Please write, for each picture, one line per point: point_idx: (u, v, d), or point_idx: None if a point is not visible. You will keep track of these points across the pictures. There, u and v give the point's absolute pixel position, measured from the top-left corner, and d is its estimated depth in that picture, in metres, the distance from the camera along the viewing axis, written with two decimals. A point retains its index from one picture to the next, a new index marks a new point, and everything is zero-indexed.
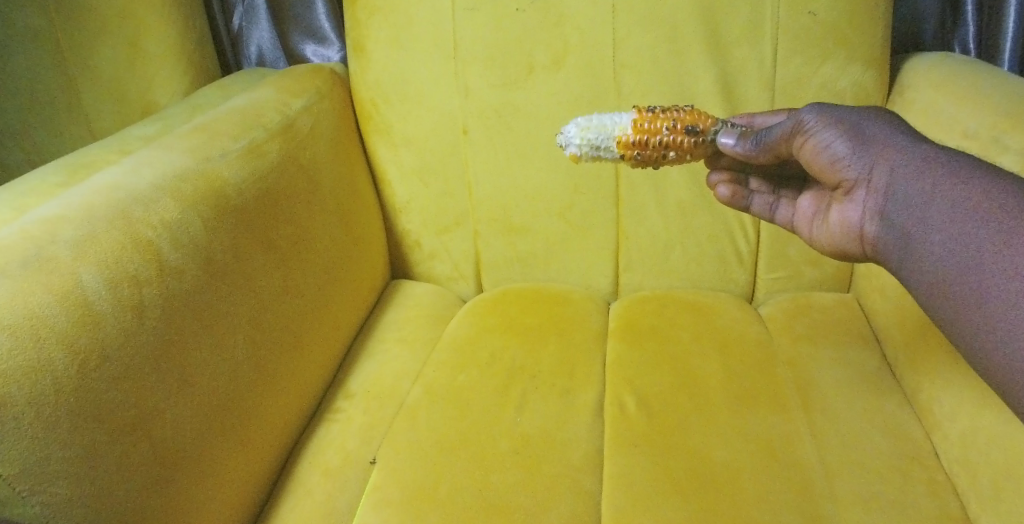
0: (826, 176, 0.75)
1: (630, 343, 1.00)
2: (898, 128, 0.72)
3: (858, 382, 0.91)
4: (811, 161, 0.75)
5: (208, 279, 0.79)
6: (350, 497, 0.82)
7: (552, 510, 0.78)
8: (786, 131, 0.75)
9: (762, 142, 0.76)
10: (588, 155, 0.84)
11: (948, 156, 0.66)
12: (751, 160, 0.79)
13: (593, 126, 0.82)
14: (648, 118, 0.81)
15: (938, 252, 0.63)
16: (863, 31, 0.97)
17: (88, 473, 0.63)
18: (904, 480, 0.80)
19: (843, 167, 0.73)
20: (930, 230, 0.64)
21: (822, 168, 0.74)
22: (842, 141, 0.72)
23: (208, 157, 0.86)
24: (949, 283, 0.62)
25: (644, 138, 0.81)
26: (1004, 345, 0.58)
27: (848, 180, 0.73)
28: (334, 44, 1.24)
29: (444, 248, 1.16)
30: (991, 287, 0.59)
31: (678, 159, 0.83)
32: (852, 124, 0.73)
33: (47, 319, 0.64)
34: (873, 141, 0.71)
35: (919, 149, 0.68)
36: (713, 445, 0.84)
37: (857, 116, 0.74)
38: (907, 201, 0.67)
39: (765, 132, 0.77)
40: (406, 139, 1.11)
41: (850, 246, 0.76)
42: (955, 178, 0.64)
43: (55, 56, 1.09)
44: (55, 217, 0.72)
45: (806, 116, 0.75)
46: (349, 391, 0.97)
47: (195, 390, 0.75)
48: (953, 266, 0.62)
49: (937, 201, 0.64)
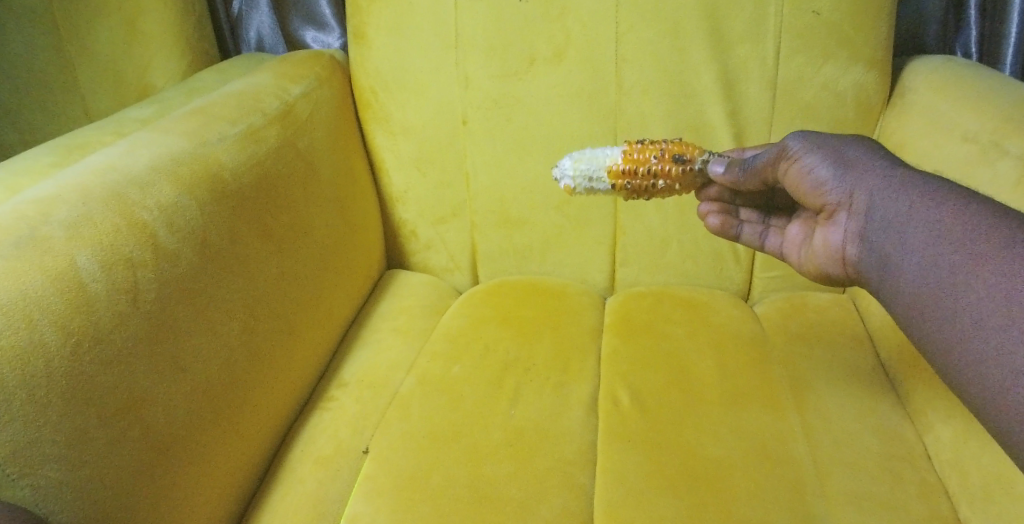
0: (810, 202, 0.75)
1: (625, 338, 1.00)
2: (877, 153, 0.73)
3: (851, 382, 0.92)
4: (797, 186, 0.76)
5: (203, 263, 0.79)
6: (340, 486, 0.82)
7: (544, 502, 0.78)
8: (771, 157, 0.77)
9: (749, 167, 0.78)
10: (582, 187, 0.84)
11: (924, 179, 0.67)
12: (739, 187, 0.80)
13: (584, 158, 0.83)
14: (637, 149, 0.82)
15: (916, 272, 0.63)
16: (866, 31, 0.96)
17: (78, 457, 0.63)
18: (893, 480, 0.80)
19: (826, 191, 0.73)
20: (908, 250, 0.64)
21: (805, 193, 0.75)
22: (825, 166, 0.73)
23: (205, 141, 0.86)
24: (926, 301, 0.62)
25: (634, 167, 0.81)
26: (976, 364, 0.58)
27: (830, 203, 0.73)
28: (335, 31, 1.23)
29: (440, 239, 1.16)
30: (963, 306, 0.59)
31: (666, 189, 0.83)
32: (835, 150, 0.74)
33: (40, 300, 0.64)
34: (853, 165, 0.72)
35: (898, 173, 0.69)
36: (707, 442, 0.84)
37: (840, 142, 0.75)
38: (885, 222, 0.67)
39: (751, 159, 0.79)
40: (405, 127, 1.10)
41: (833, 270, 0.77)
42: (930, 199, 0.65)
43: (53, 37, 1.09)
44: (50, 197, 0.72)
45: (791, 143, 0.77)
46: (342, 380, 0.97)
47: (188, 376, 0.74)
48: (928, 287, 0.62)
49: (914, 222, 0.65)
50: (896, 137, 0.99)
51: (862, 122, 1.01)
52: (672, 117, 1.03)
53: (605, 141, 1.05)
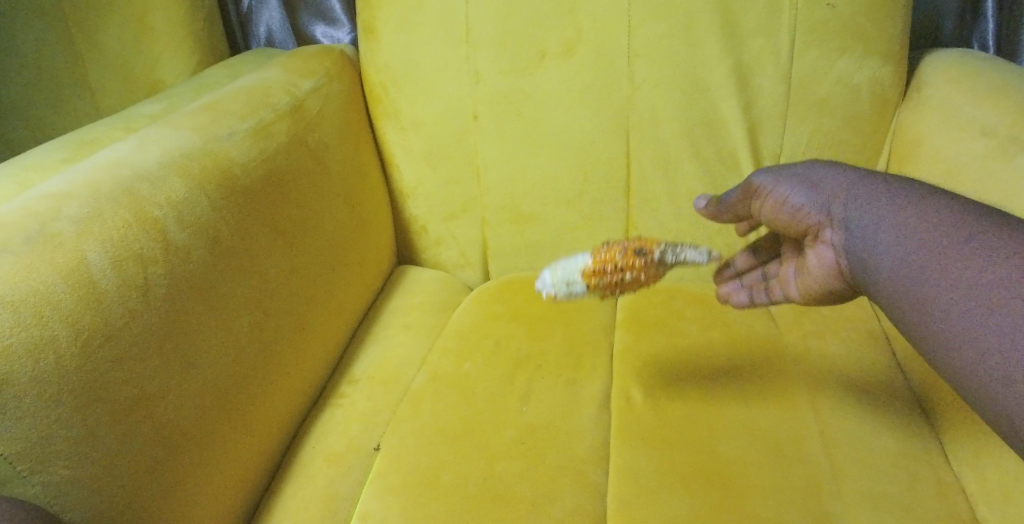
0: (792, 230, 0.77)
1: (637, 334, 0.99)
2: (843, 169, 0.74)
3: (867, 379, 0.91)
4: (776, 217, 0.78)
5: (213, 259, 0.78)
6: (352, 483, 0.82)
7: (557, 501, 0.78)
8: (743, 193, 0.82)
9: (724, 202, 0.85)
10: (560, 294, 0.92)
11: (890, 185, 0.68)
12: (720, 219, 0.87)
13: (559, 268, 0.91)
14: (603, 250, 0.92)
15: (890, 269, 0.64)
16: (883, 25, 0.95)
17: (88, 453, 0.63)
18: (911, 480, 0.79)
19: (802, 214, 0.75)
20: (881, 257, 0.65)
21: (785, 221, 0.77)
22: (797, 192, 0.75)
23: (215, 136, 0.85)
24: (902, 303, 0.63)
25: (601, 268, 0.89)
26: (954, 359, 0.58)
27: (810, 224, 0.74)
28: (345, 26, 1.22)
29: (451, 235, 1.15)
30: (937, 296, 0.59)
31: (634, 282, 0.90)
32: (803, 176, 0.76)
33: (52, 297, 0.63)
34: (821, 184, 0.74)
35: (865, 182, 0.70)
36: (721, 440, 0.83)
37: (807, 168, 0.77)
38: (857, 233, 0.68)
39: (727, 197, 0.85)
40: (416, 123, 1.09)
41: (831, 288, 0.75)
42: (895, 201, 0.66)
43: (61, 32, 1.08)
44: (61, 193, 0.71)
45: (759, 177, 0.80)
46: (353, 377, 0.96)
47: (198, 372, 0.74)
48: (902, 283, 0.62)
49: (882, 228, 0.66)
50: (910, 131, 0.97)
51: (878, 116, 1.00)
52: (685, 111, 1.02)
53: (616, 136, 1.04)
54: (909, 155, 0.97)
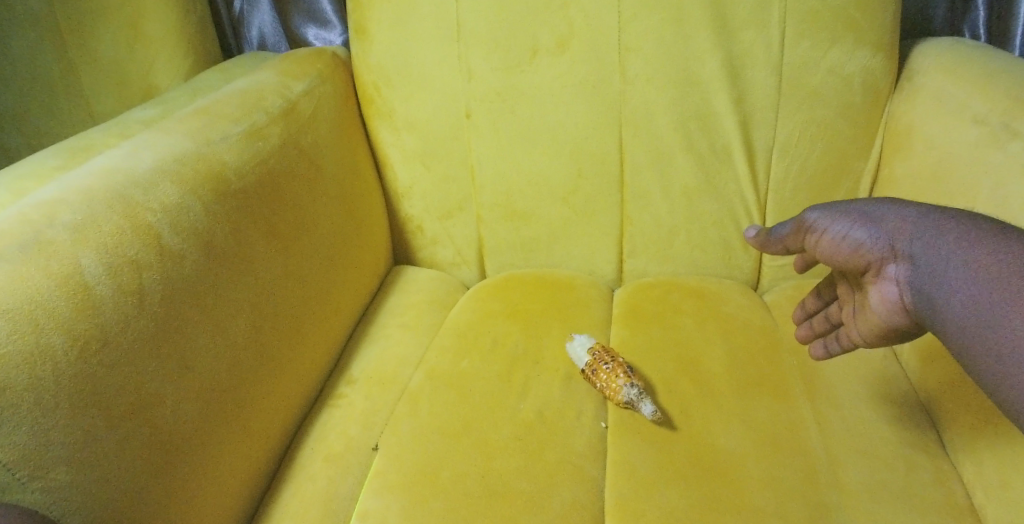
0: (851, 267, 0.77)
1: (633, 329, 1.00)
2: (901, 203, 0.76)
3: (864, 370, 0.91)
4: (833, 254, 0.78)
5: (209, 263, 0.78)
6: (351, 483, 0.82)
7: (555, 497, 0.78)
8: (795, 229, 0.82)
9: (777, 235, 0.86)
10: (631, 397, 0.85)
11: (956, 223, 0.70)
12: (768, 250, 0.88)
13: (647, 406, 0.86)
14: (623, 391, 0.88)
15: (964, 314, 0.66)
16: (873, 14, 0.95)
17: (87, 459, 0.63)
18: (907, 468, 0.79)
19: (864, 251, 0.75)
20: (951, 295, 0.67)
21: (843, 258, 0.77)
22: (857, 227, 0.76)
23: (208, 140, 0.85)
24: (972, 337, 0.66)
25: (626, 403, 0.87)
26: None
27: (872, 262, 0.75)
28: (336, 27, 1.23)
29: (447, 233, 1.15)
30: (1015, 343, 0.63)
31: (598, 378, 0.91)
32: (859, 211, 0.77)
33: (47, 304, 0.64)
34: (883, 219, 0.74)
35: (930, 218, 0.72)
36: (718, 433, 0.83)
37: (862, 203, 0.78)
38: (925, 268, 0.70)
39: (779, 231, 0.86)
40: (409, 123, 1.09)
41: (893, 327, 0.76)
42: (965, 241, 0.68)
43: (55, 40, 1.09)
44: (55, 200, 0.72)
45: (811, 214, 0.81)
46: (351, 377, 0.96)
47: (196, 376, 0.74)
48: (978, 328, 0.65)
49: (952, 265, 0.68)
50: (904, 121, 0.97)
51: (869, 107, 1.00)
52: (678, 105, 1.02)
53: (609, 132, 1.05)
54: (903, 145, 0.97)
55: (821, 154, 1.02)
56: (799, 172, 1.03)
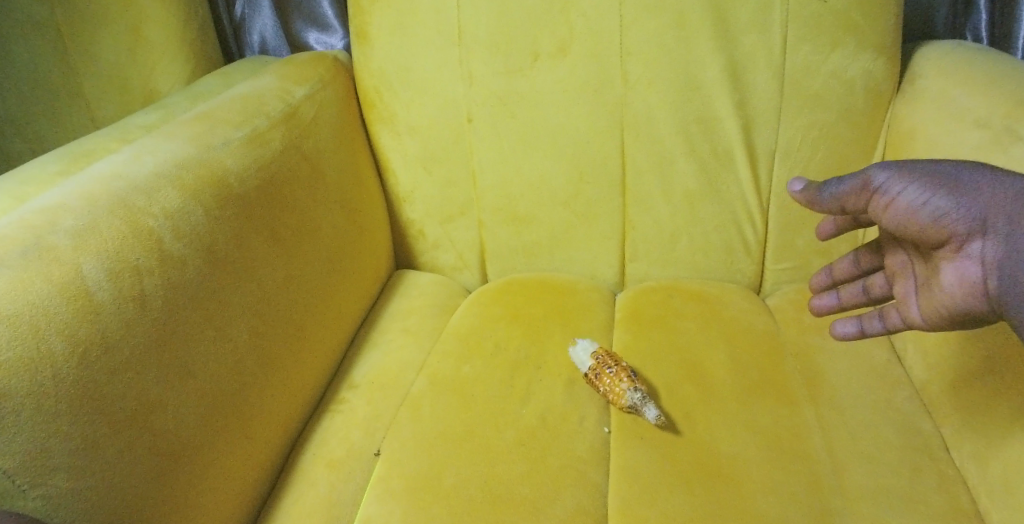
0: (930, 238, 0.75)
1: (636, 334, 0.99)
2: (990, 171, 0.73)
3: (867, 374, 0.91)
4: (907, 222, 0.75)
5: (210, 269, 0.78)
6: (353, 489, 0.82)
7: (558, 502, 0.78)
8: (860, 187, 0.78)
9: (832, 192, 0.80)
10: (634, 400, 0.85)
11: None
12: (815, 207, 0.82)
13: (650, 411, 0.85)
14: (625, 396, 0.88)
15: None
16: (874, 17, 0.95)
17: (89, 466, 0.63)
18: (912, 472, 0.79)
19: (949, 223, 0.72)
20: None
21: (921, 227, 0.74)
22: (941, 197, 0.73)
23: (209, 145, 0.85)
24: None
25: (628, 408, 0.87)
26: None
27: (957, 234, 0.72)
28: (337, 31, 1.23)
29: (448, 237, 1.15)
30: None
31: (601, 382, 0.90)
32: (941, 177, 0.73)
33: (47, 310, 0.64)
34: (972, 190, 0.71)
35: None
36: (721, 438, 0.83)
37: (943, 167, 0.74)
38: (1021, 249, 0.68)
39: (834, 185, 0.80)
40: (410, 127, 1.09)
41: (959, 306, 0.74)
42: None
43: (56, 44, 1.09)
44: (56, 206, 0.72)
45: (880, 175, 0.77)
46: (352, 382, 0.96)
47: (197, 381, 0.74)
48: None
49: None
50: (907, 124, 0.97)
51: (872, 110, 0.99)
52: (679, 109, 1.02)
53: (610, 136, 1.04)
54: (905, 148, 0.97)
55: (823, 157, 1.02)
56: (801, 176, 1.03)
